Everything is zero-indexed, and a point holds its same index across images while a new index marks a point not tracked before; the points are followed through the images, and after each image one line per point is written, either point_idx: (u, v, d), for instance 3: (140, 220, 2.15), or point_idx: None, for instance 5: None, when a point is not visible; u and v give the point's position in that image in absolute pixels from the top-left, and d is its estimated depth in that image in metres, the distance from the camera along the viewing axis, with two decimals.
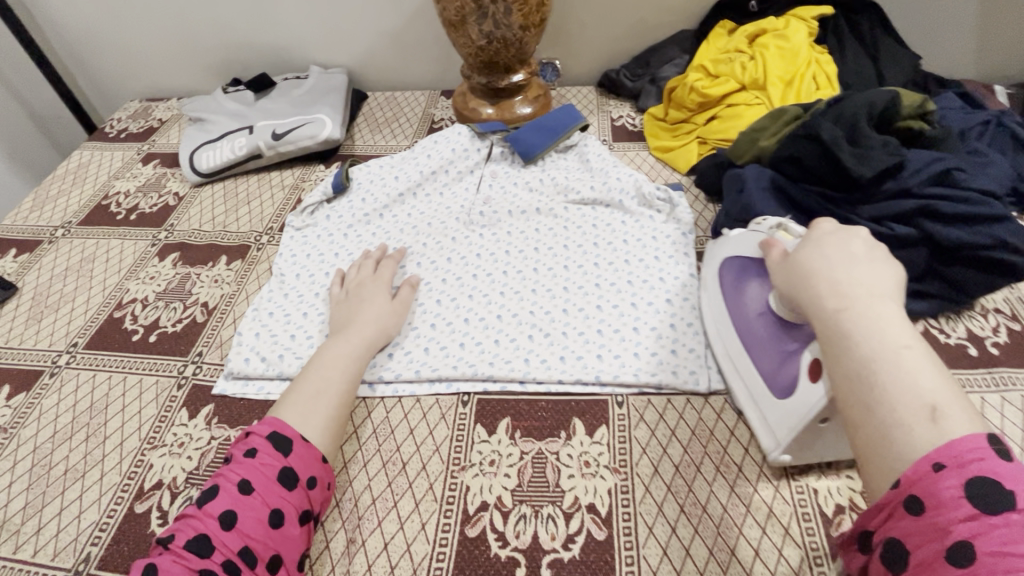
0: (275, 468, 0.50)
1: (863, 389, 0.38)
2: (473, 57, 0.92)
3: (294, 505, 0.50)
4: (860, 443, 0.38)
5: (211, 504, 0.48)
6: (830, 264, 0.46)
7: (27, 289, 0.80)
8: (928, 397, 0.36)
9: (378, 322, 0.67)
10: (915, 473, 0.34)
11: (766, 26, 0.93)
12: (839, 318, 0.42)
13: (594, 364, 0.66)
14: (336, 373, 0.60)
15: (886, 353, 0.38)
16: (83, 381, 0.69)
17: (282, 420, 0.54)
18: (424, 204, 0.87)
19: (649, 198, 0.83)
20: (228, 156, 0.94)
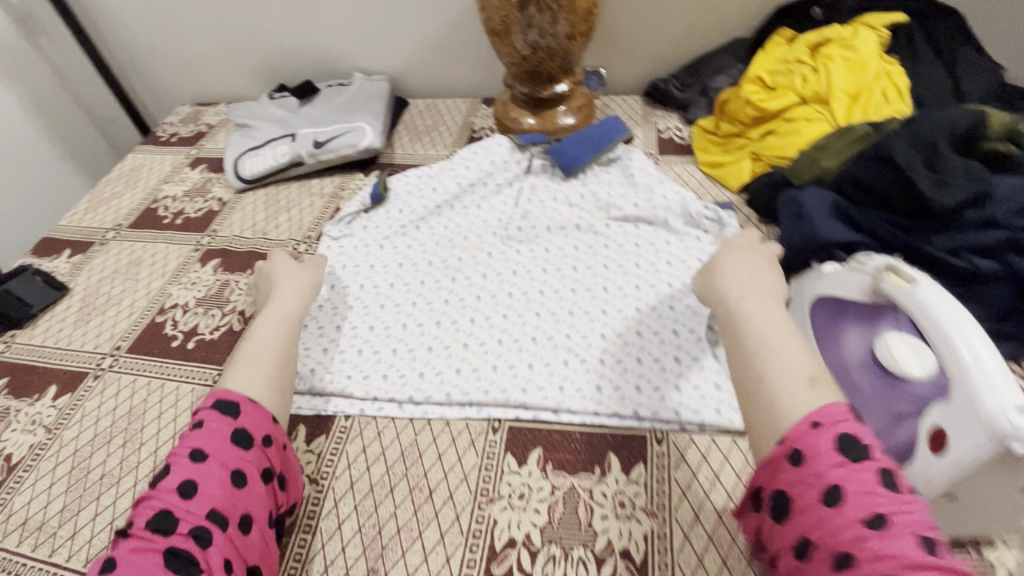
0: (227, 432, 0.51)
1: (755, 363, 0.43)
2: (516, 66, 0.90)
3: (255, 464, 0.50)
4: (749, 404, 0.43)
5: (166, 481, 0.47)
6: (732, 258, 0.55)
7: (77, 290, 0.82)
8: (807, 370, 0.42)
9: (294, 292, 0.67)
10: (798, 433, 0.39)
11: (831, 34, 0.87)
12: (739, 306, 0.49)
13: (631, 397, 0.62)
14: (262, 338, 0.60)
15: (778, 334, 0.45)
16: (123, 385, 0.70)
17: (225, 390, 0.54)
18: (461, 216, 0.85)
19: (696, 216, 0.79)
20: (271, 163, 0.95)
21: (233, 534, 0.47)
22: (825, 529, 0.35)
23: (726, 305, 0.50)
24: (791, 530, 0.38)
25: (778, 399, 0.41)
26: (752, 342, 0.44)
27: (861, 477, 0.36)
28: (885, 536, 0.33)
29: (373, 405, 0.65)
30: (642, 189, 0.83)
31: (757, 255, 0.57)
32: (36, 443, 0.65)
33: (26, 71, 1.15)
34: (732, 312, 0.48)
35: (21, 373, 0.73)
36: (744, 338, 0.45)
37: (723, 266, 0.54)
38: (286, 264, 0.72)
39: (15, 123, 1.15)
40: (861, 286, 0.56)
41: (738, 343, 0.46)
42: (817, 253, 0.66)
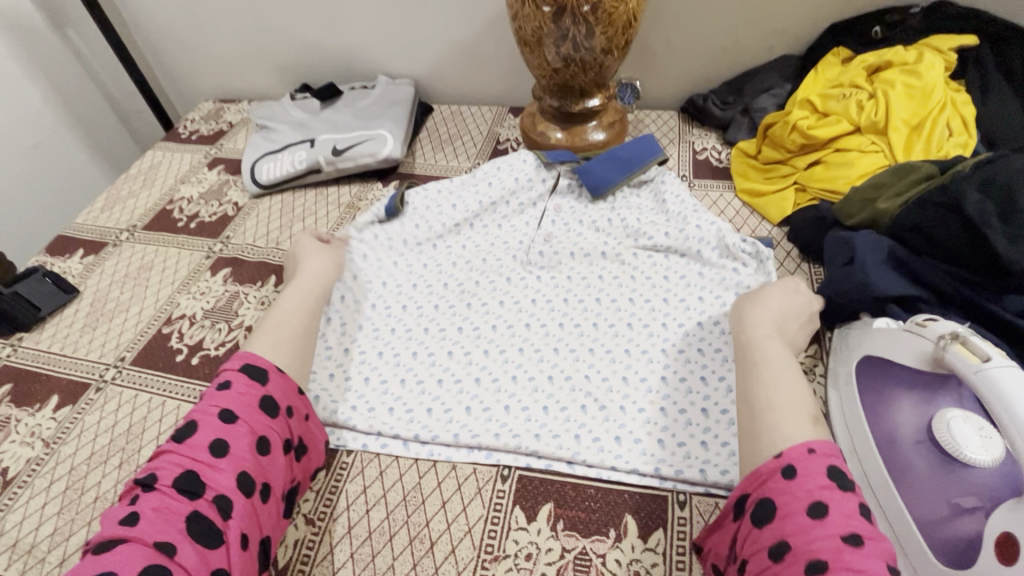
0: (255, 396, 0.53)
1: (768, 389, 0.51)
2: (547, 79, 0.85)
3: (279, 433, 0.52)
4: (750, 419, 0.50)
5: (195, 438, 0.49)
6: (778, 299, 0.60)
7: (87, 294, 0.81)
8: (811, 411, 0.50)
9: (319, 266, 0.71)
10: (796, 453, 0.45)
11: (893, 58, 0.80)
12: (761, 337, 0.56)
13: (653, 452, 0.58)
14: (290, 307, 0.65)
15: (791, 373, 0.53)
16: (124, 401, 0.68)
17: (251, 351, 0.58)
18: (481, 236, 0.80)
19: (733, 248, 0.72)
20: (288, 169, 0.92)
21: (255, 502, 0.49)
22: (804, 535, 0.41)
23: (752, 334, 0.57)
24: (770, 533, 0.42)
25: (782, 424, 0.48)
26: (758, 360, 0.54)
27: (845, 504, 0.42)
28: (858, 552, 0.39)
29: (377, 440, 0.62)
30: (676, 216, 0.77)
31: (802, 307, 0.61)
32: (34, 457, 0.63)
33: (51, 61, 1.14)
34: (755, 341, 0.56)
35: (24, 380, 0.71)
36: (761, 360, 0.54)
37: (765, 301, 0.60)
38: (314, 240, 0.76)
39: (40, 113, 1.14)
40: (921, 352, 0.50)
41: (756, 367, 0.53)
42: (867, 304, 0.60)
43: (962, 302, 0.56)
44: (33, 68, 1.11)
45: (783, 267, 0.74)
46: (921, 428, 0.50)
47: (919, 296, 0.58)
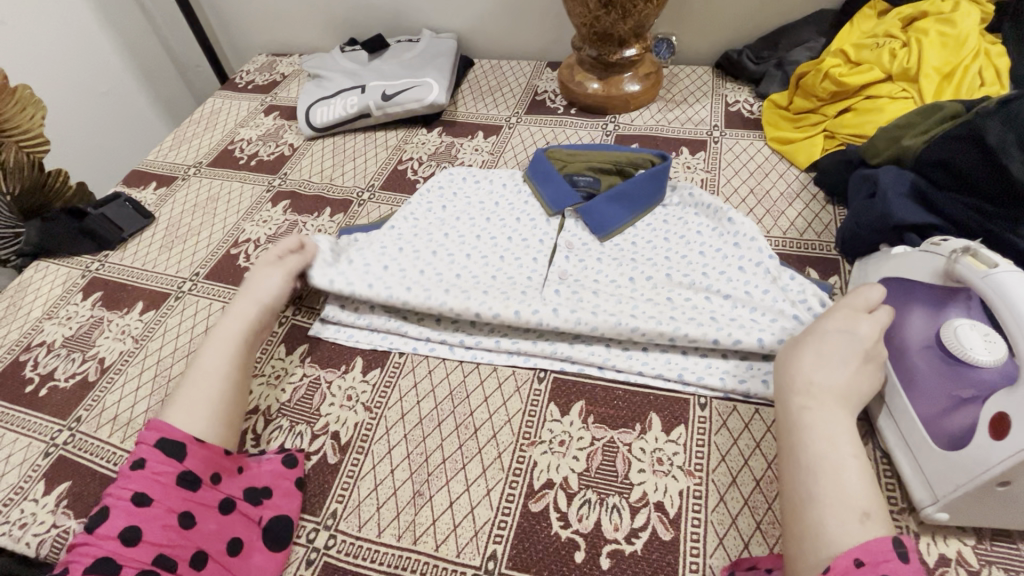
0: (171, 474, 0.51)
1: (805, 481, 0.45)
2: (587, 27, 0.88)
3: (207, 503, 0.52)
4: (791, 515, 0.45)
5: (104, 528, 0.48)
6: (814, 356, 0.51)
7: (162, 220, 0.89)
8: (861, 503, 0.43)
9: (242, 313, 0.64)
10: (841, 568, 0.40)
11: (929, 8, 0.81)
12: (807, 406, 0.49)
13: (678, 362, 0.63)
14: (213, 370, 0.59)
15: (838, 457, 0.45)
16: (201, 308, 0.76)
17: (166, 424, 0.54)
18: (481, 267, 0.73)
19: (788, 289, 0.65)
20: (341, 113, 0.98)
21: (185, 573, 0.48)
22: None
23: (787, 405, 0.49)
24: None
25: (826, 525, 0.43)
26: (802, 444, 0.47)
27: None
28: None
29: (426, 345, 0.69)
30: (701, 242, 0.72)
31: (856, 348, 0.51)
32: (126, 350, 0.72)
33: (119, 13, 1.22)
34: (789, 414, 0.49)
35: (112, 289, 0.80)
36: (796, 448, 0.47)
37: (797, 360, 0.51)
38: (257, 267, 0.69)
39: (109, 63, 1.23)
40: (936, 269, 0.54)
41: (791, 454, 0.47)
42: (886, 234, 0.63)
43: (979, 231, 0.59)
44: (104, 19, 1.19)
45: (809, 209, 0.78)
46: (928, 335, 0.54)
47: (937, 224, 0.61)
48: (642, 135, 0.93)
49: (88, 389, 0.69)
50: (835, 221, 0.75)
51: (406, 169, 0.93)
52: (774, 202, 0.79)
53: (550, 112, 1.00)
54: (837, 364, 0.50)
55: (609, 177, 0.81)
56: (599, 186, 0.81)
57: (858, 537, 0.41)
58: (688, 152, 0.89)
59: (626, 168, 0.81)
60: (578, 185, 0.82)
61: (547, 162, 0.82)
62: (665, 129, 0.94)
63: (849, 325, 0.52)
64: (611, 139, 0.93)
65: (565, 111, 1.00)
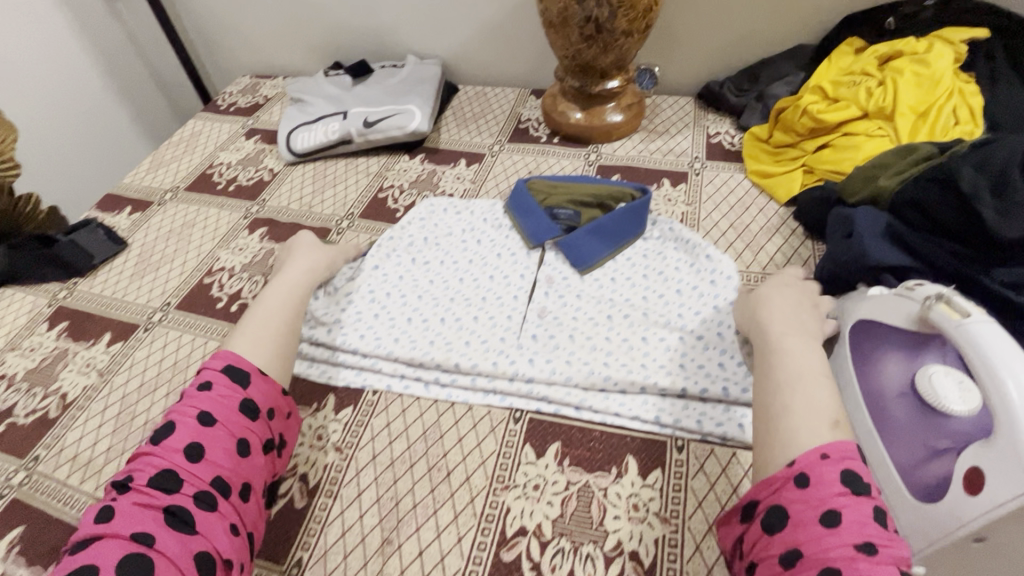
0: (236, 399, 0.55)
1: (787, 394, 0.51)
2: (569, 60, 0.89)
3: (259, 436, 0.54)
4: (766, 426, 0.50)
5: (171, 440, 0.51)
6: (780, 300, 0.60)
7: (134, 246, 0.87)
8: (831, 413, 0.49)
9: (304, 274, 0.71)
10: (808, 460, 0.45)
11: (903, 48, 0.83)
12: (778, 339, 0.56)
13: (655, 403, 0.62)
14: (273, 310, 0.65)
15: (813, 375, 0.52)
16: (170, 340, 0.74)
17: (228, 350, 0.59)
18: (462, 308, 0.73)
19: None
20: (322, 139, 0.98)
21: (233, 501, 0.50)
22: (817, 544, 0.41)
23: (770, 336, 0.57)
24: (780, 541, 0.43)
25: (798, 430, 0.48)
26: (777, 367, 0.53)
27: (858, 510, 0.42)
28: (871, 562, 0.40)
29: (400, 382, 0.67)
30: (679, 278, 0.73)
31: (803, 298, 0.62)
32: (90, 385, 0.70)
33: (100, 33, 1.21)
34: (771, 342, 0.56)
35: (78, 318, 0.78)
36: (777, 366, 0.53)
37: (773, 305, 0.60)
38: (307, 240, 0.77)
39: (87, 83, 1.21)
40: (909, 315, 0.54)
41: (773, 373, 0.53)
42: (863, 274, 0.63)
43: (954, 273, 0.60)
44: (84, 39, 1.18)
45: (788, 244, 0.78)
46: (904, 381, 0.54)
47: (912, 266, 0.61)
48: (624, 166, 0.93)
49: (47, 426, 0.66)
50: (814, 257, 0.75)
51: (386, 197, 0.92)
52: (753, 237, 0.79)
53: (533, 141, 1.00)
54: (797, 311, 0.60)
55: (588, 211, 0.82)
56: (579, 219, 0.81)
57: (826, 437, 0.47)
58: (669, 184, 0.89)
59: (605, 203, 0.82)
60: (558, 218, 0.82)
61: (527, 194, 0.82)
62: (647, 160, 0.94)
63: (798, 287, 0.63)
64: (593, 169, 0.93)
65: (548, 139, 1.00)
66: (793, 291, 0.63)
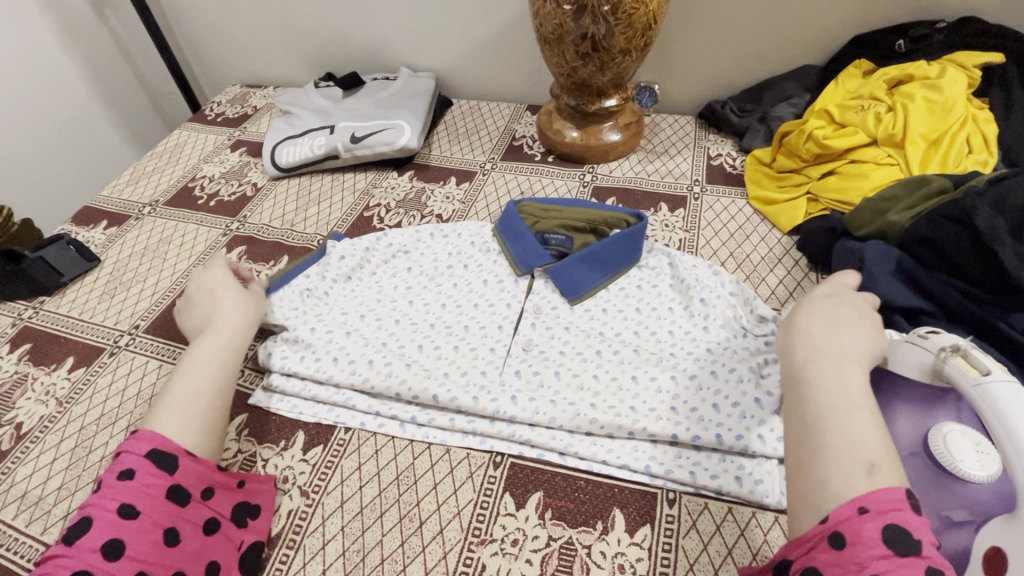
0: (162, 487, 0.48)
1: (813, 436, 0.40)
2: (565, 77, 0.85)
3: (192, 520, 0.49)
4: (796, 475, 0.40)
5: (85, 539, 0.44)
6: (807, 317, 0.48)
7: (107, 264, 0.84)
8: (867, 454, 0.38)
9: (236, 321, 0.62)
10: (842, 515, 0.36)
11: (914, 72, 0.79)
12: (806, 361, 0.45)
13: (645, 450, 0.58)
14: (210, 372, 0.57)
15: (845, 408, 0.40)
16: (136, 367, 0.70)
17: (153, 430, 0.51)
18: (442, 337, 0.69)
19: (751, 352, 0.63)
20: (307, 153, 0.94)
21: None
22: None
23: (791, 364, 0.46)
24: None
25: (829, 480, 0.38)
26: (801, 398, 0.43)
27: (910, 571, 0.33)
28: None
29: (375, 419, 0.63)
30: (670, 310, 0.69)
31: (845, 308, 0.50)
32: (47, 414, 0.66)
33: (86, 39, 1.18)
34: (791, 372, 0.45)
35: (42, 340, 0.74)
36: (805, 395, 0.42)
37: (795, 324, 0.48)
38: (229, 278, 0.68)
39: (71, 90, 1.18)
40: (921, 365, 0.50)
41: (794, 410, 0.43)
42: None
43: (968, 318, 0.56)
44: (69, 46, 1.15)
45: (790, 276, 0.74)
46: (916, 439, 0.50)
47: (925, 309, 0.57)
48: (620, 188, 0.89)
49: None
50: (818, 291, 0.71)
51: (372, 216, 0.88)
52: (753, 267, 0.75)
53: (527, 159, 0.97)
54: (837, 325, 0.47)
55: (581, 237, 0.78)
56: (571, 245, 0.79)
57: (862, 487, 0.37)
58: (667, 208, 0.85)
59: (598, 228, 0.78)
60: (549, 243, 0.79)
61: (517, 217, 0.78)
62: (644, 182, 0.90)
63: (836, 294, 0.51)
64: (588, 191, 0.90)
65: (542, 158, 0.96)
66: (829, 300, 0.51)
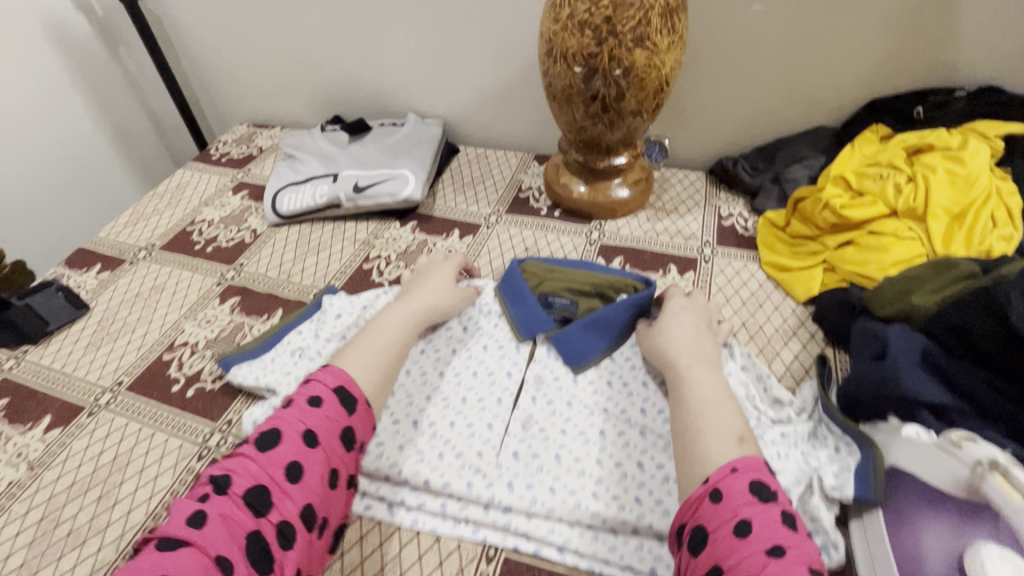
0: (339, 425, 0.53)
1: (696, 418, 0.53)
2: (573, 134, 0.83)
3: (346, 468, 0.53)
4: (682, 451, 0.51)
5: (275, 453, 0.49)
6: (681, 331, 0.63)
7: (97, 311, 0.81)
8: (736, 430, 0.51)
9: (436, 302, 0.70)
10: (720, 475, 0.47)
11: (935, 141, 0.77)
12: (686, 364, 0.59)
13: (650, 549, 0.54)
14: (392, 333, 0.64)
15: (718, 399, 0.54)
16: (114, 429, 0.67)
17: (341, 369, 0.57)
18: (438, 411, 0.65)
19: (765, 439, 0.59)
20: (308, 202, 0.93)
21: (310, 535, 0.48)
22: (735, 556, 0.41)
23: (677, 368, 0.59)
24: (705, 561, 0.43)
25: (711, 450, 0.49)
26: (685, 392, 0.56)
27: (767, 514, 0.43)
28: (781, 563, 0.40)
29: (361, 500, 0.59)
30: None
31: (700, 320, 0.66)
32: (17, 480, 0.62)
33: (98, 77, 1.19)
34: (679, 375, 0.58)
35: (20, 396, 0.71)
36: (688, 390, 0.56)
37: (677, 337, 0.62)
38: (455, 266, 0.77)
39: (78, 126, 1.18)
40: (954, 477, 0.47)
41: (682, 401, 0.55)
42: (894, 405, 0.55)
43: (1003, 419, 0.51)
44: (79, 83, 1.16)
45: (805, 350, 0.70)
46: (950, 560, 0.45)
47: (954, 405, 0.53)
48: (628, 248, 0.86)
49: None
50: (837, 370, 0.67)
51: (371, 268, 0.86)
52: (767, 340, 0.72)
53: (533, 213, 0.94)
54: (698, 334, 0.63)
55: (586, 300, 0.75)
56: (576, 309, 0.74)
57: (735, 453, 0.49)
58: (676, 271, 0.82)
59: (603, 290, 0.74)
60: (553, 306, 0.75)
61: (521, 279, 0.75)
62: (653, 242, 0.87)
63: (689, 305, 0.67)
64: (594, 249, 0.87)
65: (548, 212, 0.94)
66: (683, 310, 0.66)
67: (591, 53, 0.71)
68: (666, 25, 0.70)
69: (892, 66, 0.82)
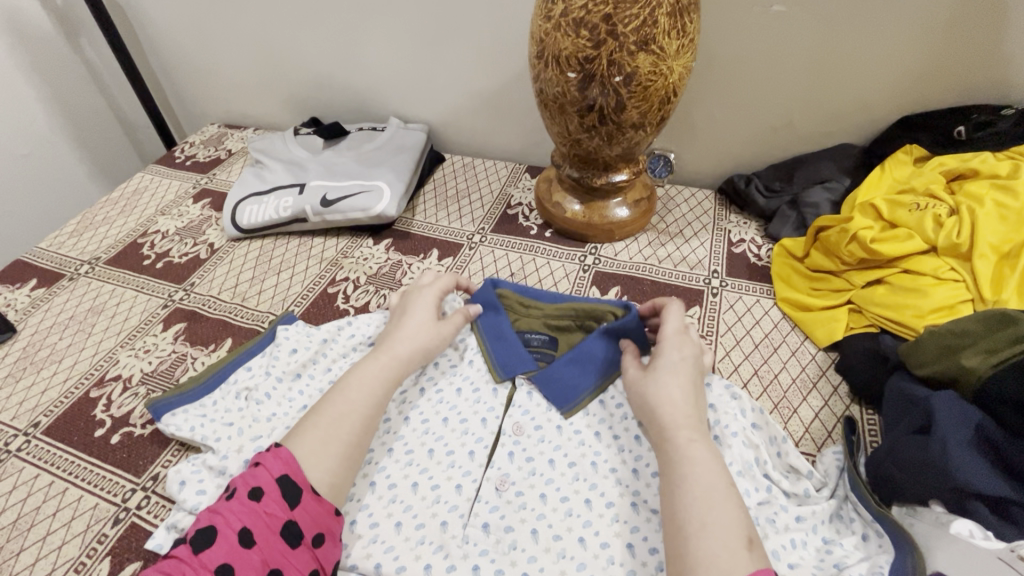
0: (280, 519, 0.44)
1: (701, 509, 0.43)
2: (567, 148, 0.74)
3: (297, 568, 0.43)
4: (680, 544, 0.42)
5: (206, 554, 0.41)
6: (677, 390, 0.52)
7: (24, 335, 0.72)
8: (746, 531, 0.42)
9: (414, 351, 0.58)
10: None
11: (981, 167, 0.69)
12: (686, 439, 0.48)
13: None
14: (362, 397, 0.53)
15: (721, 483, 0.45)
16: (21, 482, 0.58)
17: (292, 454, 0.47)
18: (398, 469, 0.56)
19: (777, 525, 0.49)
20: (271, 215, 0.84)
21: None
22: None
23: (675, 440, 0.49)
24: None
25: (720, 551, 0.40)
26: (684, 473, 0.46)
27: None
28: None
29: None
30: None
31: (695, 375, 0.55)
32: None
33: (58, 69, 1.09)
34: (677, 449, 0.48)
35: None
36: (687, 472, 0.45)
37: (675, 397, 0.52)
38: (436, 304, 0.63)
39: (33, 122, 1.09)
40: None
41: (681, 483, 0.45)
42: (940, 492, 0.46)
43: None
44: (35, 76, 1.07)
45: (828, 408, 0.60)
46: None
47: (1016, 499, 0.44)
48: (625, 276, 0.77)
49: None
50: (866, 435, 0.58)
51: (336, 292, 0.76)
52: (783, 393, 0.62)
53: (521, 232, 0.85)
54: (693, 395, 0.53)
55: (565, 336, 0.65)
56: (555, 347, 0.65)
57: (749, 564, 0.39)
58: (679, 305, 0.72)
59: (585, 322, 0.64)
60: (530, 344, 0.66)
61: (501, 316, 0.65)
62: (653, 270, 0.78)
63: (682, 352, 0.56)
64: (588, 277, 0.77)
65: (538, 232, 0.85)
66: (680, 360, 0.55)
67: (589, 57, 0.61)
68: (675, 27, 0.60)
69: (930, 80, 0.73)
